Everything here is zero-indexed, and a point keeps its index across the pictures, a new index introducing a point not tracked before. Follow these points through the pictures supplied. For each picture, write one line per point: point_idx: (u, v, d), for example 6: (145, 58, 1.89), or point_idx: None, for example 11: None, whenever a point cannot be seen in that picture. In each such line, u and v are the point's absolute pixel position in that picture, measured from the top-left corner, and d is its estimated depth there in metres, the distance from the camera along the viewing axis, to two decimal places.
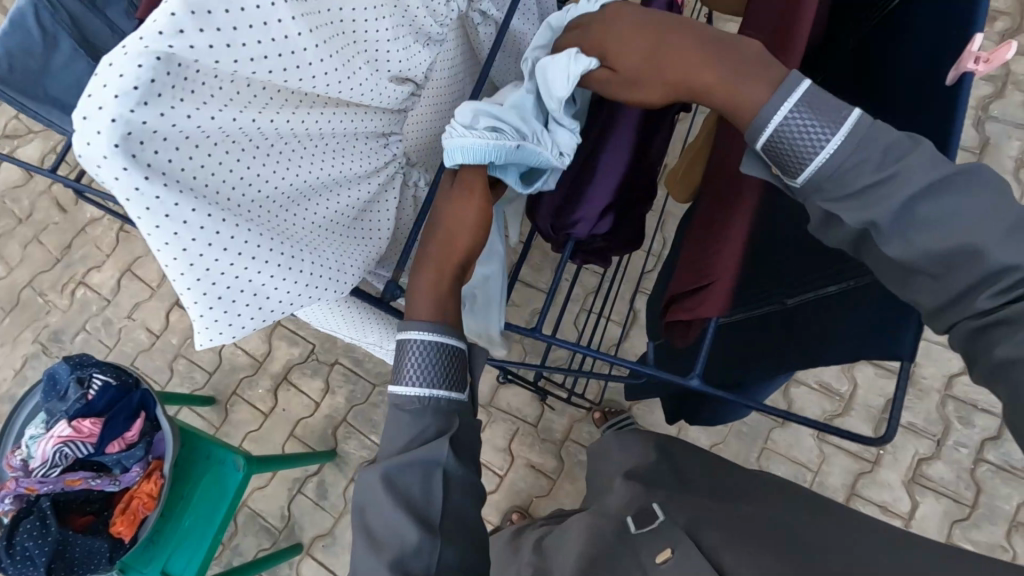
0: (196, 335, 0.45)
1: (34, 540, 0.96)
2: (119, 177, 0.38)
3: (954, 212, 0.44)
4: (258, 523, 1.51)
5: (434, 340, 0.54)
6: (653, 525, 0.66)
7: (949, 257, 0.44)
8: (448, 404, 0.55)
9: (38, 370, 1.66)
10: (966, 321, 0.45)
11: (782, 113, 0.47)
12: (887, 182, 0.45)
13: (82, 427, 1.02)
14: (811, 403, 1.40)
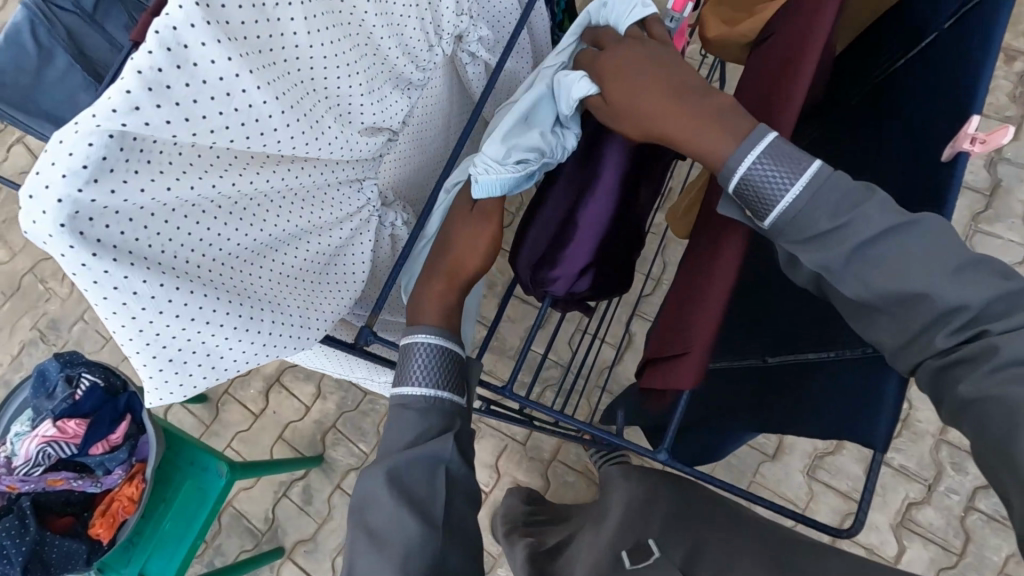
0: (147, 394, 0.47)
1: (11, 538, 0.97)
2: (66, 252, 0.38)
3: (909, 256, 0.43)
4: (242, 524, 1.51)
5: (446, 344, 0.56)
6: (648, 562, 0.63)
7: (905, 298, 0.43)
8: (452, 404, 0.54)
9: (36, 357, 1.66)
10: (929, 360, 0.44)
11: (747, 162, 0.46)
12: (843, 228, 0.44)
13: (67, 427, 1.02)
14: (802, 438, 1.38)
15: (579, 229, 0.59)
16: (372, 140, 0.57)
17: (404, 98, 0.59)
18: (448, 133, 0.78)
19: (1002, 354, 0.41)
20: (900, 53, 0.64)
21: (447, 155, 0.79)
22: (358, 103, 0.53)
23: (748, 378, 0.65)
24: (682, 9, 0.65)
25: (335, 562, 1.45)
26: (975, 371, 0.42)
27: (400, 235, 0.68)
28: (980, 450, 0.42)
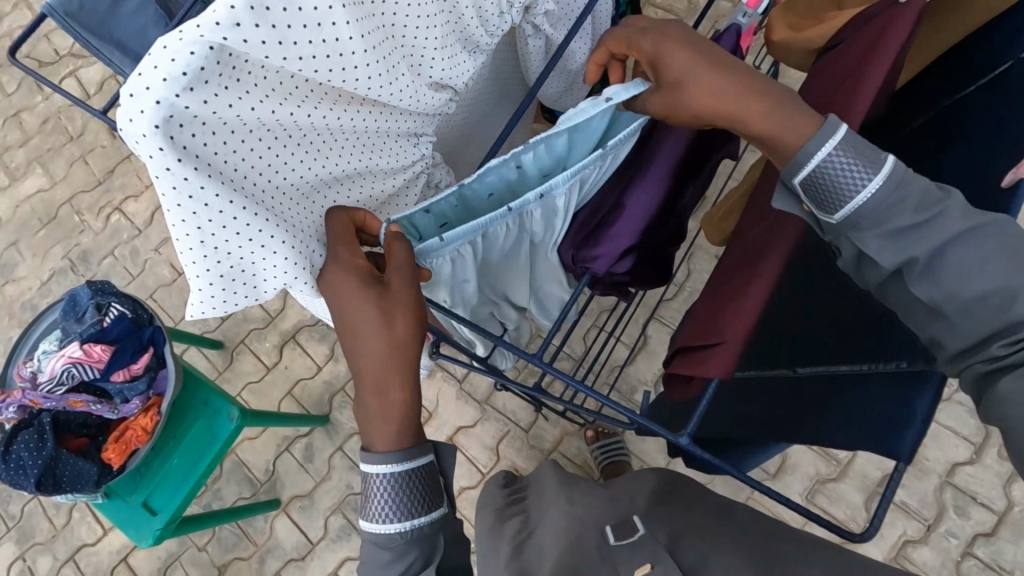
0: (190, 305, 0.50)
1: (29, 451, 1.01)
2: (153, 154, 0.41)
3: (979, 259, 0.46)
4: (242, 472, 1.54)
5: (396, 471, 0.55)
6: (632, 538, 0.64)
7: (969, 301, 0.46)
8: (429, 526, 0.56)
9: (63, 286, 1.70)
10: (976, 365, 0.46)
11: (823, 152, 0.48)
12: (925, 226, 0.46)
13: (92, 351, 1.05)
14: (805, 461, 1.38)
15: (625, 215, 0.61)
16: (436, 95, 0.58)
17: (470, 60, 0.59)
18: (479, 97, 0.80)
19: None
20: (970, 78, 0.63)
21: (474, 114, 0.82)
22: (430, 57, 0.53)
23: (772, 388, 0.67)
24: (757, 6, 0.65)
25: (327, 521, 1.48)
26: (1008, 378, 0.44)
27: (441, 195, 0.69)
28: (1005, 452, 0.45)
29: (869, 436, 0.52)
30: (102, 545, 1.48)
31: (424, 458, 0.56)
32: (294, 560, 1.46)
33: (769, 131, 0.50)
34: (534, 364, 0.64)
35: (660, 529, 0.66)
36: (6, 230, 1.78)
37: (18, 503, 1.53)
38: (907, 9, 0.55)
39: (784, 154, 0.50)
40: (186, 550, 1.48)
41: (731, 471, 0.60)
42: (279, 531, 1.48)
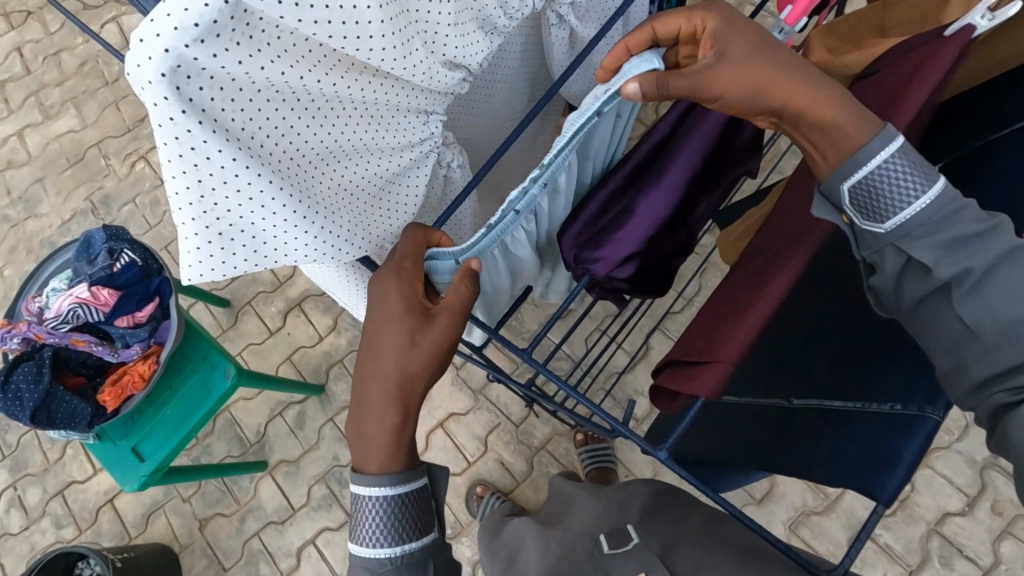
0: (186, 267, 0.49)
1: (28, 382, 1.02)
2: (158, 102, 0.41)
3: (1018, 282, 0.47)
4: (232, 431, 1.55)
5: (387, 497, 0.57)
6: (626, 548, 0.70)
7: (1015, 323, 0.46)
8: (416, 549, 0.58)
9: (83, 227, 1.73)
10: (1003, 395, 0.46)
11: (883, 157, 0.47)
12: (972, 245, 0.47)
13: (99, 295, 1.06)
14: (793, 490, 1.36)
15: (634, 218, 0.60)
16: (451, 75, 0.57)
17: (486, 41, 0.58)
18: (500, 79, 0.79)
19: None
20: (1001, 122, 0.62)
21: (497, 102, 0.82)
22: (444, 34, 0.53)
23: (766, 415, 0.66)
24: (795, 23, 0.62)
25: (310, 489, 1.49)
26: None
27: (453, 176, 0.69)
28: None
29: (852, 475, 0.52)
30: (90, 484, 1.51)
31: (418, 483, 0.58)
32: (273, 523, 1.47)
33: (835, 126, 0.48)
34: (523, 360, 0.64)
35: (656, 539, 0.71)
36: (33, 165, 1.81)
37: (15, 434, 1.56)
38: (948, 45, 0.54)
39: (845, 152, 0.48)
40: (170, 500, 1.51)
41: (706, 491, 0.60)
42: (262, 493, 1.49)
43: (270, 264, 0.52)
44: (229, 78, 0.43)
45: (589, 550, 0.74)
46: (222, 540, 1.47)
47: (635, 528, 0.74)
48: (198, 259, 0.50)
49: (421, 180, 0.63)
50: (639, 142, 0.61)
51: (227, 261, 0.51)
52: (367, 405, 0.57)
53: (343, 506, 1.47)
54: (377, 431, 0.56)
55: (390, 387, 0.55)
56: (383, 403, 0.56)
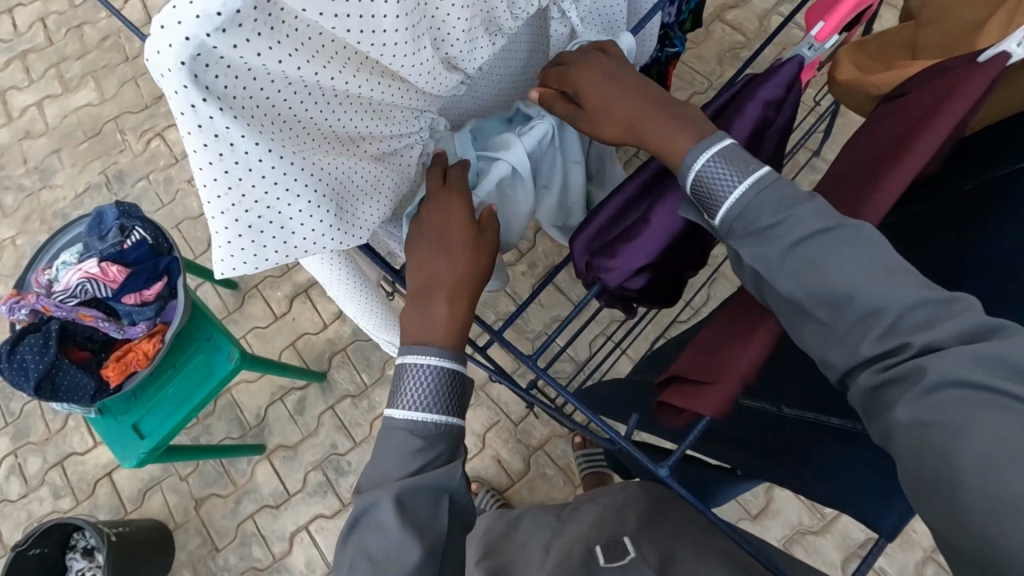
0: (218, 259, 0.49)
1: (33, 353, 1.02)
2: (179, 90, 0.41)
3: (832, 255, 0.46)
4: (233, 413, 1.56)
5: (432, 365, 0.57)
6: (622, 561, 0.71)
7: (839, 296, 0.45)
8: (448, 427, 0.57)
9: (96, 201, 1.74)
10: (863, 376, 0.45)
11: (698, 164, 0.52)
12: (782, 222, 0.48)
13: (108, 270, 1.07)
14: (789, 508, 1.35)
15: (647, 231, 0.60)
16: (449, 75, 0.57)
17: (490, 44, 0.58)
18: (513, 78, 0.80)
19: (932, 374, 0.41)
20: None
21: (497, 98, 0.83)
22: (455, 35, 0.53)
23: (756, 419, 0.71)
24: (826, 40, 0.60)
25: (306, 476, 1.50)
26: (903, 401, 0.42)
27: None
28: (912, 491, 0.42)
29: (871, 494, 0.56)
30: (90, 456, 1.53)
31: (461, 365, 0.59)
32: (268, 507, 1.48)
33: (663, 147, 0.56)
34: (529, 365, 0.64)
35: (651, 551, 0.71)
36: (51, 137, 1.81)
37: (19, 402, 1.58)
38: (979, 74, 0.53)
39: (676, 162, 0.55)
40: (168, 477, 1.51)
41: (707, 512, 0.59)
42: (259, 476, 1.50)
43: (298, 256, 0.52)
44: (251, 67, 0.42)
45: (583, 559, 0.74)
46: (216, 520, 1.48)
47: (630, 540, 0.74)
48: (228, 251, 0.50)
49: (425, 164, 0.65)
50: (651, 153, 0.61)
51: (259, 255, 0.51)
52: (426, 297, 0.60)
53: (338, 494, 1.48)
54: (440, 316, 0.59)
55: (449, 274, 0.60)
56: (449, 289, 0.60)
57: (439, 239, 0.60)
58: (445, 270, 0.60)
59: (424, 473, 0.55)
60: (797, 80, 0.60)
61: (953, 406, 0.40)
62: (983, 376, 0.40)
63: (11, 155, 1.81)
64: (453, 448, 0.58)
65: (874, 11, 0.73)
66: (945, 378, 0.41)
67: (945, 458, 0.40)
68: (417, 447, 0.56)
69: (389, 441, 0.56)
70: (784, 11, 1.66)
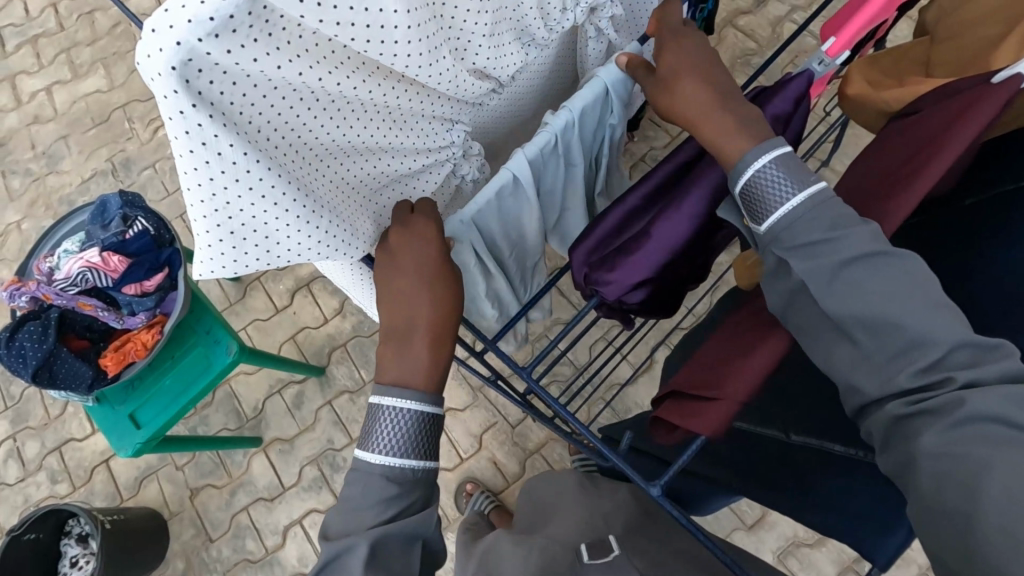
0: (198, 262, 0.50)
1: (32, 342, 1.02)
2: (168, 95, 0.40)
3: (878, 282, 0.46)
4: (231, 405, 1.56)
5: (404, 408, 0.57)
6: (606, 558, 0.69)
7: (886, 323, 0.45)
8: (417, 472, 0.57)
9: (102, 188, 1.74)
10: (890, 407, 0.44)
11: (756, 165, 0.50)
12: (832, 241, 0.47)
13: (109, 260, 1.06)
14: (785, 520, 1.34)
15: (649, 243, 0.59)
16: (478, 83, 0.58)
17: (520, 52, 0.59)
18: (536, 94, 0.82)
19: (966, 408, 0.41)
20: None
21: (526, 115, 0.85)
22: (476, 43, 0.53)
23: (763, 448, 0.71)
24: (836, 56, 0.60)
25: (302, 470, 1.50)
26: (933, 431, 0.42)
27: (466, 187, 0.72)
28: (927, 522, 0.42)
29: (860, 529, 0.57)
30: (88, 443, 1.53)
31: (437, 409, 0.59)
32: (262, 500, 1.48)
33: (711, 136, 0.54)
34: (523, 376, 0.69)
35: (637, 558, 0.69)
36: (59, 122, 1.81)
37: (19, 386, 1.58)
38: (993, 94, 0.52)
39: (730, 164, 0.53)
40: (164, 466, 1.52)
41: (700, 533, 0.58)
42: (254, 469, 1.50)
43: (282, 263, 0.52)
44: (244, 75, 0.42)
45: (568, 560, 0.73)
46: (211, 511, 1.48)
47: (615, 541, 0.73)
48: (208, 255, 0.50)
49: (430, 183, 0.65)
50: (661, 163, 0.61)
51: (238, 260, 0.51)
52: (406, 340, 0.59)
53: (333, 489, 1.48)
54: (409, 352, 0.58)
55: (426, 320, 0.59)
56: (429, 334, 0.59)
57: (413, 278, 0.58)
58: (420, 315, 0.59)
59: (396, 520, 0.56)
60: (805, 95, 0.59)
61: (982, 441, 0.40)
62: (1016, 416, 0.40)
63: (19, 140, 1.81)
64: (427, 495, 0.58)
65: (889, 26, 0.72)
66: (979, 415, 0.41)
67: (968, 491, 0.40)
68: (391, 493, 0.56)
69: (363, 486, 0.56)
70: (798, 17, 1.65)
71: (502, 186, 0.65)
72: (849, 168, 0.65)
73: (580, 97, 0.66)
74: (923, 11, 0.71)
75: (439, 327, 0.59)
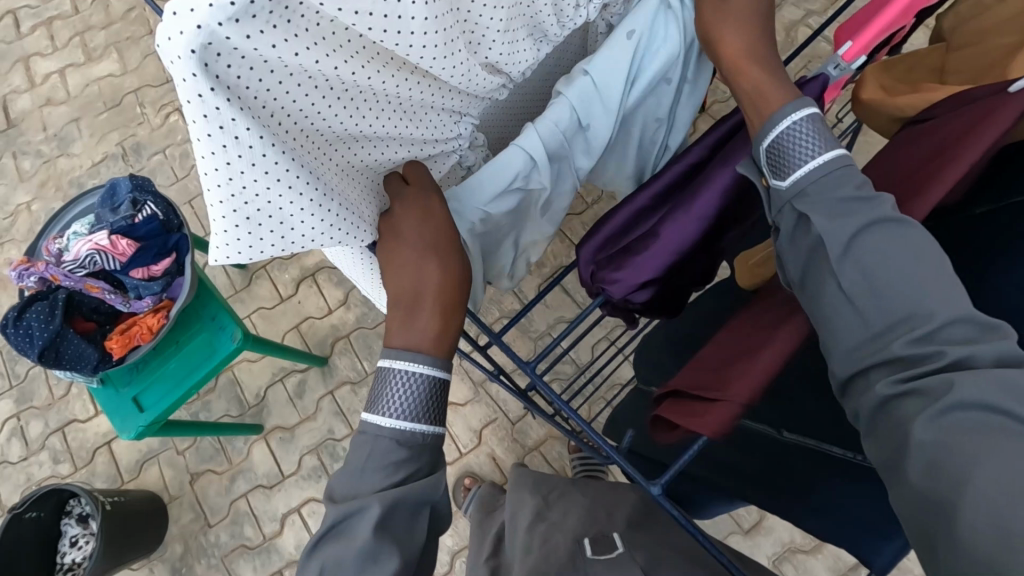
0: (215, 248, 0.50)
1: (39, 321, 1.03)
2: (187, 79, 0.40)
3: (891, 249, 0.47)
4: (233, 391, 1.56)
5: (414, 373, 0.57)
6: (609, 556, 0.70)
7: (893, 290, 0.45)
8: (423, 438, 0.57)
9: (112, 172, 1.75)
10: (881, 386, 0.44)
11: (788, 121, 0.52)
12: (862, 203, 0.48)
13: (118, 244, 1.07)
14: (782, 526, 1.34)
15: (657, 242, 0.59)
16: (490, 78, 0.58)
17: (533, 49, 0.60)
18: (542, 84, 0.81)
19: (955, 394, 0.41)
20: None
21: (532, 113, 0.85)
22: (491, 39, 0.53)
23: (761, 446, 0.72)
24: (853, 60, 0.59)
25: (302, 459, 1.50)
26: (921, 418, 0.42)
27: (472, 176, 0.72)
28: (915, 516, 0.42)
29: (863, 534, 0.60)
30: (90, 425, 1.54)
31: (446, 374, 0.59)
32: (261, 487, 1.49)
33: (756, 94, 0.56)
34: (527, 371, 0.70)
35: (640, 552, 0.70)
36: (71, 105, 1.82)
37: (24, 365, 1.59)
38: (1009, 104, 0.52)
39: (763, 118, 0.54)
40: (166, 450, 1.53)
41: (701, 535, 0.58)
42: (255, 457, 1.51)
43: (297, 248, 0.52)
44: (263, 60, 0.42)
45: (570, 553, 0.73)
46: (210, 496, 1.49)
47: (620, 538, 0.74)
48: (225, 241, 0.50)
49: (436, 171, 0.65)
50: (671, 163, 0.61)
51: (253, 246, 0.51)
52: (416, 307, 0.59)
53: None
54: (416, 323, 0.59)
55: (433, 284, 0.59)
56: (438, 300, 0.59)
57: (415, 248, 0.58)
58: (428, 281, 0.59)
59: (405, 485, 0.56)
60: (818, 99, 0.60)
61: (970, 430, 0.40)
62: (1007, 404, 0.40)
63: (31, 121, 1.82)
64: (433, 461, 0.58)
65: (905, 33, 0.71)
66: (968, 402, 0.41)
67: (954, 485, 0.40)
68: (399, 457, 0.56)
69: (369, 450, 0.56)
70: (814, 22, 1.64)
71: (516, 169, 0.65)
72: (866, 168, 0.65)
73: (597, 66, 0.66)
74: (940, 18, 0.70)
75: (446, 300, 0.59)
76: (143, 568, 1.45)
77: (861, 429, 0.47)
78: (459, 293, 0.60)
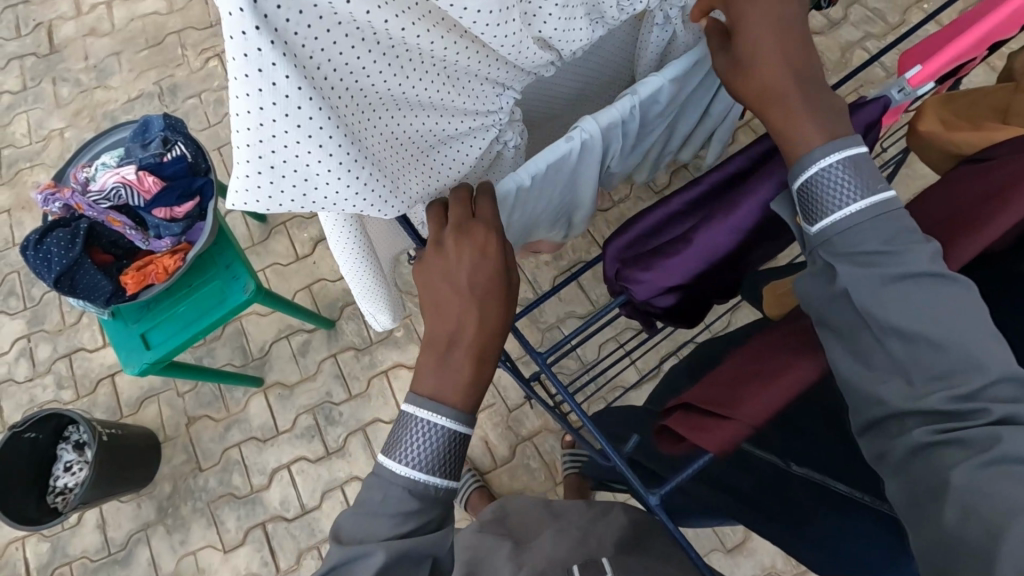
0: (232, 194, 0.48)
1: (58, 246, 1.04)
2: (234, 12, 0.39)
3: (929, 303, 0.45)
4: (239, 341, 1.58)
5: (434, 424, 0.57)
6: None
7: (936, 343, 0.44)
8: (435, 490, 0.56)
9: (146, 109, 1.75)
10: (919, 433, 0.43)
11: (823, 163, 0.50)
12: (892, 256, 0.46)
13: (144, 180, 1.07)
14: (765, 549, 1.33)
15: (690, 246, 0.57)
16: (541, 53, 0.57)
17: (589, 28, 0.58)
18: (576, 72, 0.80)
19: (1002, 447, 0.40)
20: None
21: (559, 98, 0.84)
22: (548, 12, 0.52)
23: (758, 470, 0.70)
24: (919, 86, 0.56)
25: (297, 417, 1.52)
26: (963, 467, 0.41)
27: (505, 154, 0.70)
28: (934, 557, 0.42)
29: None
30: (97, 355, 1.57)
31: (467, 429, 0.58)
32: (254, 439, 1.50)
33: (781, 128, 0.53)
34: (538, 362, 0.68)
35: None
36: (113, 38, 1.82)
37: (39, 289, 1.61)
38: None
39: (795, 156, 0.52)
40: (166, 391, 1.55)
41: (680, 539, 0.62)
42: (252, 409, 1.52)
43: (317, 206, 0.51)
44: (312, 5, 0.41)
45: None
46: (204, 441, 1.51)
47: (609, 563, 0.72)
48: (244, 187, 0.49)
49: (476, 148, 0.64)
50: (712, 169, 0.59)
51: (273, 197, 0.50)
52: (450, 349, 0.59)
53: (324, 441, 1.50)
54: (437, 363, 0.59)
55: (475, 335, 0.59)
56: (473, 348, 0.59)
57: (463, 287, 0.59)
58: (469, 328, 0.59)
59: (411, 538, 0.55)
60: (874, 123, 0.57)
61: (1012, 481, 0.39)
62: None
63: (73, 48, 1.82)
64: (444, 515, 0.58)
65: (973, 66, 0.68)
66: (1013, 456, 0.40)
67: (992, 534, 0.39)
68: (410, 508, 0.55)
69: (383, 495, 0.56)
70: (870, 46, 1.59)
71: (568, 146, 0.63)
72: (920, 196, 0.63)
73: (671, 67, 0.65)
74: (1010, 59, 0.67)
75: (480, 344, 0.59)
76: (131, 502, 1.47)
77: (882, 469, 0.47)
78: (491, 346, 0.60)
